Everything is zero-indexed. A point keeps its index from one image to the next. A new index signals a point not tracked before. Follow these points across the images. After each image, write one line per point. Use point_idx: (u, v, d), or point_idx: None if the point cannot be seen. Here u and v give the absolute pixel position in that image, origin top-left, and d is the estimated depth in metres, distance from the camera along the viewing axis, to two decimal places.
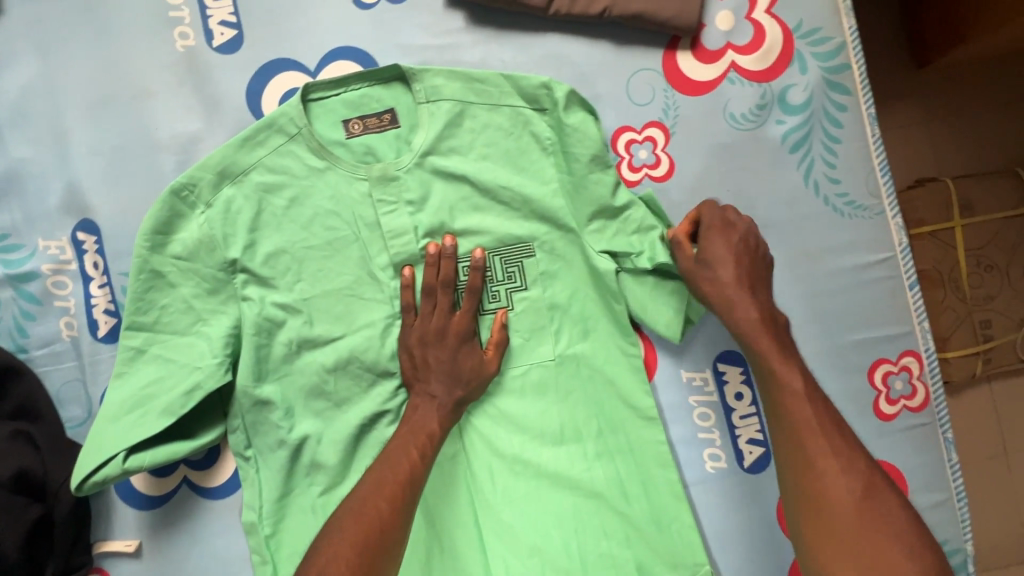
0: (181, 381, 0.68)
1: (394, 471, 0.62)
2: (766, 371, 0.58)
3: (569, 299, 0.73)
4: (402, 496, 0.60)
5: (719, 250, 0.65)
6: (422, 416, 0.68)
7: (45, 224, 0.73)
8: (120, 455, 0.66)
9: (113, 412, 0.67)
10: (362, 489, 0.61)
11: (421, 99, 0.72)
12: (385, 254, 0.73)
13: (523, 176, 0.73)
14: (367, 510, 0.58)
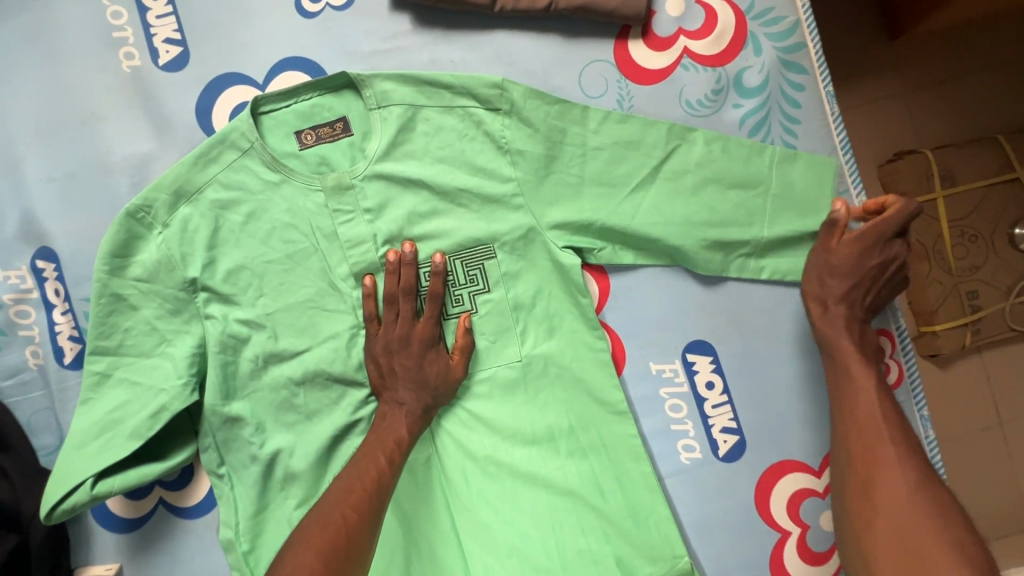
0: (147, 403, 0.68)
1: (358, 479, 0.61)
2: (844, 372, 0.66)
3: (533, 298, 0.73)
4: (368, 503, 0.59)
5: (848, 258, 0.67)
6: (390, 423, 0.68)
7: (4, 254, 0.73)
8: (89, 480, 0.66)
9: (81, 437, 0.67)
10: (325, 500, 0.59)
11: (372, 105, 0.72)
12: (345, 263, 0.72)
13: (480, 177, 0.73)
14: (331, 517, 0.57)
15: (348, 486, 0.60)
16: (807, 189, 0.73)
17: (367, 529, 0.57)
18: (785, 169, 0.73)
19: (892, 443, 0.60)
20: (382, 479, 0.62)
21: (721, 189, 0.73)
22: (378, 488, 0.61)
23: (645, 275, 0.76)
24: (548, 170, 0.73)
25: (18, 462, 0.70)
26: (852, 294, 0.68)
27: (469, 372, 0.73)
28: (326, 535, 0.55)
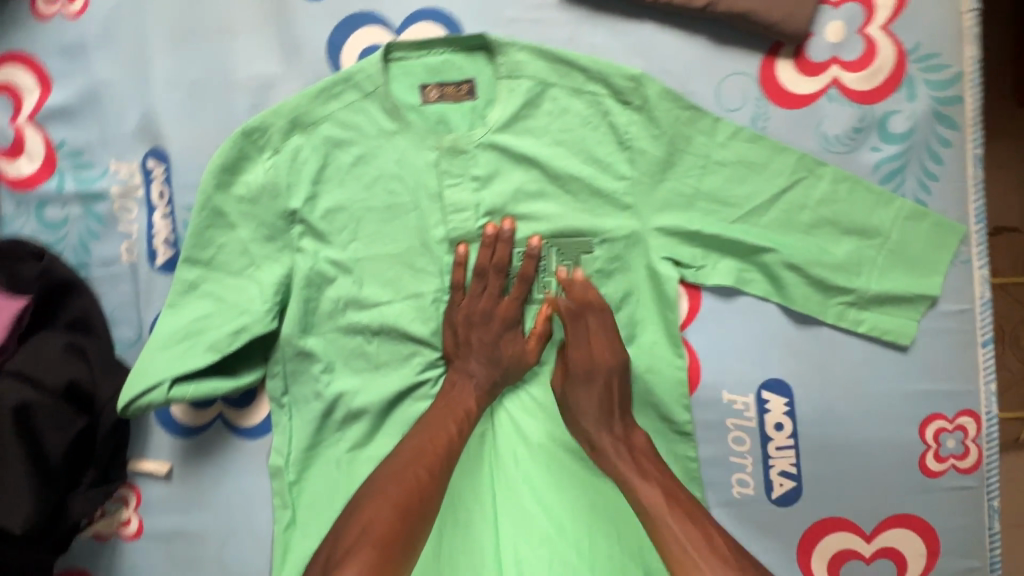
0: (230, 320, 0.70)
1: (426, 452, 0.63)
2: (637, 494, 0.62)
3: (621, 300, 0.71)
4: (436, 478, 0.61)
5: (581, 402, 0.68)
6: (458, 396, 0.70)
7: (119, 147, 0.74)
8: (166, 382, 0.67)
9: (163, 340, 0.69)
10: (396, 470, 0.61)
11: (502, 74, 0.70)
12: (442, 226, 0.72)
13: (595, 168, 0.71)
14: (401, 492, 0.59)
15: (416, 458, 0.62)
16: (927, 253, 0.70)
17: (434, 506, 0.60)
18: (911, 226, 0.70)
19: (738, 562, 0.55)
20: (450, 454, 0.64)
21: (838, 236, 0.70)
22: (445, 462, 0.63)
23: (741, 303, 0.72)
24: (665, 175, 0.71)
25: (98, 350, 0.71)
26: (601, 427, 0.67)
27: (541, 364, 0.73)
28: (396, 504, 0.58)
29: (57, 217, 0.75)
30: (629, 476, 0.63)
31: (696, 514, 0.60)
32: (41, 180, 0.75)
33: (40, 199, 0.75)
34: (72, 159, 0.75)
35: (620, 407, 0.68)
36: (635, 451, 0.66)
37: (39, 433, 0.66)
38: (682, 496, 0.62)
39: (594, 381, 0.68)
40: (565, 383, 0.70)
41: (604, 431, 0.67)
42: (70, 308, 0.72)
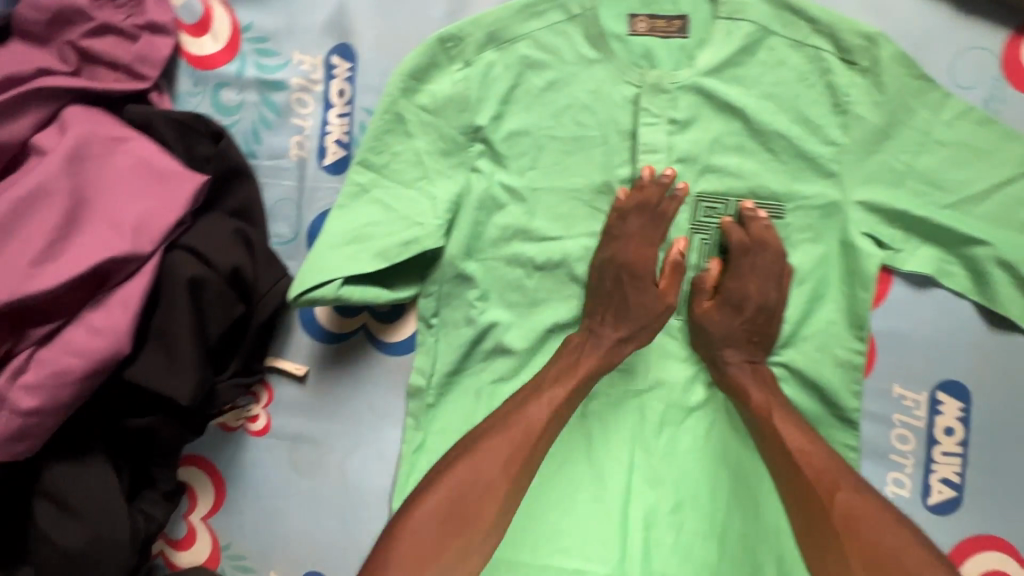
0: (401, 231, 0.68)
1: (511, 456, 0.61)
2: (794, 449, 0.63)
3: (804, 272, 0.68)
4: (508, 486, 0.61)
5: (719, 326, 0.69)
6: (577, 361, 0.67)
7: (306, 37, 0.72)
8: (337, 281, 0.66)
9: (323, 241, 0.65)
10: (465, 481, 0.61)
11: (722, 14, 0.66)
12: (628, 166, 0.69)
13: (803, 129, 0.67)
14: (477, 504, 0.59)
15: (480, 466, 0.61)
16: None
17: (482, 535, 0.58)
18: None
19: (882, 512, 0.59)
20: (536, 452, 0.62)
21: None
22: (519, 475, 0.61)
23: (932, 295, 0.68)
24: (878, 147, 0.66)
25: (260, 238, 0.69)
26: (734, 347, 0.68)
27: (691, 321, 0.71)
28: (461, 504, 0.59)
29: (232, 102, 0.74)
30: (778, 456, 0.64)
31: (839, 497, 0.60)
32: (223, 62, 0.73)
33: (219, 80, 0.73)
34: (257, 44, 0.73)
35: (757, 332, 0.68)
36: (763, 377, 0.68)
37: (202, 311, 0.65)
38: (834, 476, 0.61)
39: (743, 310, 0.68)
40: (725, 342, 0.68)
41: (736, 354, 0.68)
42: (237, 194, 0.69)
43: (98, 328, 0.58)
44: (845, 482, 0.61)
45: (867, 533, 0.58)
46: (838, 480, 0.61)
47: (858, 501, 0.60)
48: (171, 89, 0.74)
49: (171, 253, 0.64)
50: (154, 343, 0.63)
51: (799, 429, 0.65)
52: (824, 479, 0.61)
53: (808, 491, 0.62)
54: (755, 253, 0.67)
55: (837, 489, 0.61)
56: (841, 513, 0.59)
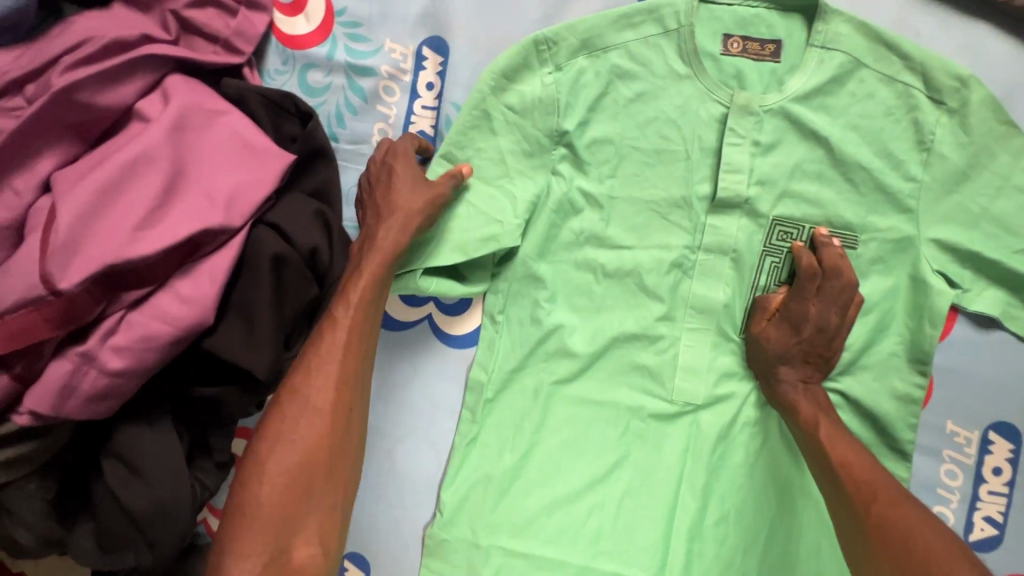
0: (480, 227, 0.69)
1: (314, 379, 0.60)
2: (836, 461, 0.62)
3: (871, 303, 0.69)
4: (288, 390, 0.60)
5: (776, 344, 0.67)
6: (374, 259, 0.64)
7: (400, 27, 0.73)
8: (418, 270, 0.69)
9: (395, 202, 0.66)
10: (279, 409, 0.60)
11: (817, 42, 0.66)
12: (708, 183, 0.69)
13: (885, 162, 0.67)
14: (277, 425, 0.59)
15: (311, 412, 0.59)
16: None
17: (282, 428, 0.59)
18: None
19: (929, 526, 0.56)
20: (318, 360, 0.61)
21: None
22: (298, 386, 0.60)
23: (994, 337, 0.69)
24: (956, 188, 0.67)
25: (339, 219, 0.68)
26: (793, 367, 0.68)
27: (747, 338, 0.71)
28: (293, 446, 0.58)
29: (319, 84, 0.74)
30: (823, 471, 0.63)
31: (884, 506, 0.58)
32: (315, 43, 0.74)
33: (308, 61, 0.74)
34: (349, 29, 0.74)
35: (819, 357, 0.68)
36: (821, 402, 0.67)
37: (281, 289, 0.64)
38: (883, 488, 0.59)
39: (816, 335, 0.67)
40: (783, 361, 0.68)
41: (792, 373, 0.68)
42: (318, 174, 0.69)
43: (186, 296, 0.59)
44: (886, 494, 0.58)
45: (902, 543, 0.55)
46: (880, 491, 0.59)
47: (900, 513, 0.57)
48: (259, 65, 0.74)
49: (256, 229, 0.63)
50: (234, 317, 0.63)
51: (850, 446, 0.63)
52: (864, 488, 0.59)
53: (846, 504, 0.60)
54: (839, 281, 0.65)
55: (875, 501, 0.58)
56: (875, 523, 0.57)
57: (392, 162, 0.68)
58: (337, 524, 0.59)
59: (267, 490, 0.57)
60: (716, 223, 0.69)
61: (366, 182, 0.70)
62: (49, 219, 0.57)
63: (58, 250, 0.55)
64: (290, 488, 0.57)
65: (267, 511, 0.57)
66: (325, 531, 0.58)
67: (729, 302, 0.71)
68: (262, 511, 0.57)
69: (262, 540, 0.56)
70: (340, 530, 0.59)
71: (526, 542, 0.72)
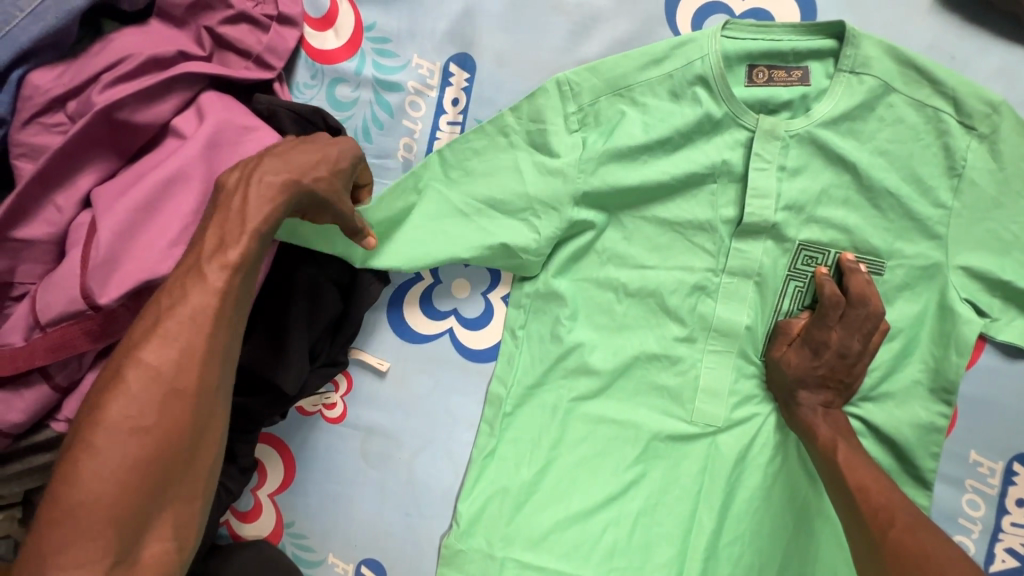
0: (501, 260, 0.71)
1: (171, 353, 0.48)
2: (855, 486, 0.61)
3: (896, 330, 0.68)
4: (133, 364, 0.47)
5: (799, 368, 0.67)
6: (255, 210, 0.53)
7: (427, 43, 0.74)
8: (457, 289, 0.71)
9: (304, 160, 0.58)
10: (118, 385, 0.47)
11: (846, 67, 0.66)
12: (733, 207, 0.69)
13: (914, 189, 0.67)
14: (122, 404, 0.46)
15: (167, 390, 0.47)
16: None
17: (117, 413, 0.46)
18: None
19: (947, 548, 0.54)
20: (174, 328, 0.49)
21: None
22: (153, 360, 0.48)
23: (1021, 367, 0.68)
24: (988, 215, 0.65)
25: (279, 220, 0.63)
26: (814, 392, 0.68)
27: (767, 360, 0.70)
28: (137, 428, 0.46)
29: (346, 98, 0.75)
30: (843, 494, 0.62)
31: (902, 529, 0.56)
32: (343, 58, 0.75)
33: (336, 75, 0.75)
34: (377, 44, 0.75)
35: (843, 381, 0.67)
36: (841, 427, 0.67)
37: (313, 297, 0.70)
38: (898, 509, 0.58)
39: (840, 361, 0.66)
40: (804, 385, 0.67)
41: (814, 400, 0.68)
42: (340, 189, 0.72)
43: None
44: (904, 520, 0.56)
45: (919, 565, 0.52)
46: (897, 517, 0.57)
47: (918, 539, 0.54)
48: (289, 79, 0.75)
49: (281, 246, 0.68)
50: None
51: (871, 473, 0.62)
52: (881, 515, 0.58)
53: (863, 529, 0.58)
54: (864, 306, 0.65)
55: (893, 525, 0.57)
56: (891, 549, 0.55)
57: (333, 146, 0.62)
58: (196, 511, 0.49)
59: (106, 479, 0.45)
60: (741, 247, 0.69)
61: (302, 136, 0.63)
62: (89, 234, 0.59)
63: (96, 265, 0.57)
64: (132, 478, 0.46)
65: (101, 505, 0.45)
66: (183, 523, 0.48)
67: (751, 324, 0.70)
68: (90, 505, 0.44)
69: (93, 544, 0.44)
70: (200, 522, 0.50)
71: (541, 556, 0.72)
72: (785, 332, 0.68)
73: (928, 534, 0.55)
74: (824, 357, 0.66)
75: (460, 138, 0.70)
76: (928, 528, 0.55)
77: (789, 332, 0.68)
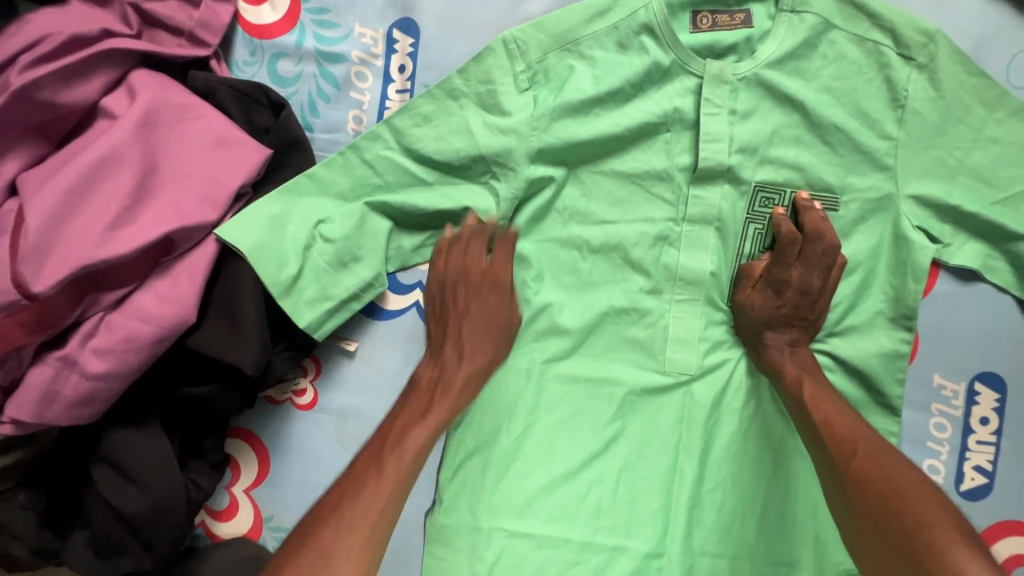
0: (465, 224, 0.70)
1: (423, 440, 0.62)
2: (820, 420, 0.63)
3: (855, 265, 0.69)
4: (330, 558, 0.51)
5: (762, 307, 0.68)
6: (466, 339, 0.69)
7: (368, 11, 0.72)
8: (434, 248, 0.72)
9: (480, 304, 0.69)
10: (295, 531, 0.54)
11: (786, 7, 0.66)
12: (688, 154, 0.69)
13: (861, 123, 0.68)
14: (386, 466, 0.58)
15: (331, 534, 0.53)
16: None
17: (389, 466, 0.58)
18: None
19: (907, 470, 0.56)
20: (384, 525, 0.55)
21: None
22: (337, 552, 0.52)
23: (974, 290, 0.70)
24: (933, 142, 0.67)
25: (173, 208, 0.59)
26: (778, 331, 0.69)
27: (732, 305, 0.71)
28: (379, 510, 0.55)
29: (289, 73, 0.73)
30: (811, 429, 0.64)
31: (867, 459, 0.58)
32: (282, 32, 0.73)
33: (277, 50, 0.73)
34: (316, 15, 0.73)
35: (805, 318, 0.68)
36: (807, 364, 0.68)
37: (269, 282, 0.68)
38: (865, 439, 0.60)
39: (804, 298, 0.67)
40: (769, 325, 0.68)
41: (779, 339, 0.69)
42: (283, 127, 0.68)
43: (166, 296, 0.59)
44: (866, 449, 0.59)
45: (879, 490, 0.55)
46: (860, 445, 0.59)
47: (879, 465, 0.57)
48: (227, 57, 0.73)
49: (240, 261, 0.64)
50: (216, 315, 0.63)
51: (834, 405, 0.64)
52: (845, 445, 0.60)
53: (830, 463, 0.60)
54: (822, 244, 0.66)
55: (857, 456, 0.59)
56: (855, 477, 0.57)
57: (474, 297, 0.69)
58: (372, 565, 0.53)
59: (365, 525, 0.54)
60: (699, 193, 0.69)
61: (461, 276, 0.69)
62: (18, 223, 0.56)
63: (29, 252, 0.54)
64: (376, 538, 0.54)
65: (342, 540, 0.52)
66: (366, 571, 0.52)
67: (716, 271, 0.71)
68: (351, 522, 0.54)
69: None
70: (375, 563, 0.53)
71: (527, 522, 0.72)
72: (748, 276, 0.69)
73: (889, 462, 0.57)
74: (785, 295, 0.67)
75: (409, 105, 0.68)
76: (888, 456, 0.57)
77: (751, 276, 0.69)
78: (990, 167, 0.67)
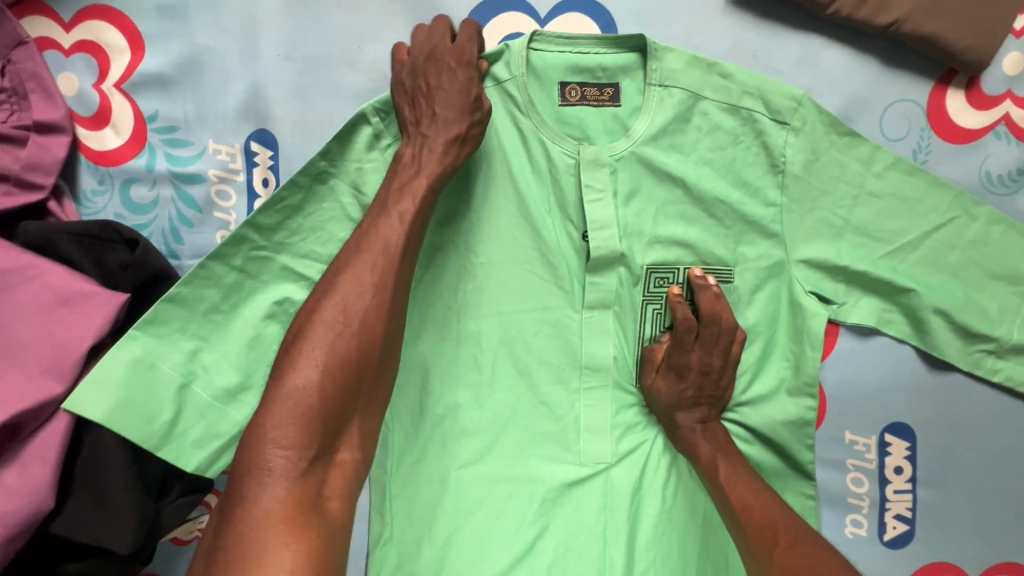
0: None
1: (370, 275, 0.52)
2: (739, 505, 0.61)
3: (754, 334, 0.68)
4: (345, 428, 0.50)
5: (665, 390, 0.67)
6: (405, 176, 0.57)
7: (220, 124, 0.67)
8: None
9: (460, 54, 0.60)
10: (270, 419, 0.48)
11: (654, 82, 0.64)
12: (575, 242, 0.67)
13: (744, 192, 0.66)
14: (320, 340, 0.50)
15: (322, 412, 0.48)
16: None
17: (337, 321, 0.51)
18: None
19: (827, 559, 0.55)
20: (381, 387, 0.53)
21: (986, 280, 0.66)
22: (362, 397, 0.51)
23: (876, 344, 0.70)
24: (816, 204, 0.66)
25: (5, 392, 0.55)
26: (689, 413, 0.67)
27: (641, 388, 0.69)
28: (328, 371, 0.49)
29: (145, 199, 0.67)
30: (729, 510, 0.62)
31: (789, 546, 0.57)
32: (129, 155, 0.67)
33: (127, 176, 0.67)
34: (165, 134, 0.67)
35: (710, 396, 0.67)
36: (721, 443, 0.66)
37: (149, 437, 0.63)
38: (784, 525, 0.59)
39: (705, 377, 0.66)
40: (678, 406, 0.67)
41: (692, 419, 0.67)
42: (134, 270, 0.62)
43: (12, 487, 0.54)
44: (785, 536, 0.58)
45: None
46: (779, 533, 0.58)
47: (801, 556, 0.56)
48: (73, 190, 0.67)
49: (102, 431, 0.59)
50: (82, 488, 0.59)
51: (750, 487, 0.62)
52: (766, 533, 0.58)
53: (751, 553, 0.57)
54: (716, 326, 0.65)
55: (778, 545, 0.57)
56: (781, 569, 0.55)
57: (446, 69, 0.59)
58: (376, 426, 0.52)
59: (312, 387, 0.48)
60: (593, 282, 0.67)
61: (428, 60, 0.60)
62: None
63: None
64: (339, 380, 0.49)
65: (311, 391, 0.48)
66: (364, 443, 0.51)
67: (620, 356, 0.69)
68: (302, 395, 0.48)
69: (299, 432, 0.47)
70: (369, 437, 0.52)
71: None
72: (651, 359, 0.68)
73: (809, 552, 0.56)
74: (686, 377, 0.66)
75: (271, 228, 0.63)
76: (807, 546, 0.56)
77: (654, 359, 0.68)
78: (876, 222, 0.66)
